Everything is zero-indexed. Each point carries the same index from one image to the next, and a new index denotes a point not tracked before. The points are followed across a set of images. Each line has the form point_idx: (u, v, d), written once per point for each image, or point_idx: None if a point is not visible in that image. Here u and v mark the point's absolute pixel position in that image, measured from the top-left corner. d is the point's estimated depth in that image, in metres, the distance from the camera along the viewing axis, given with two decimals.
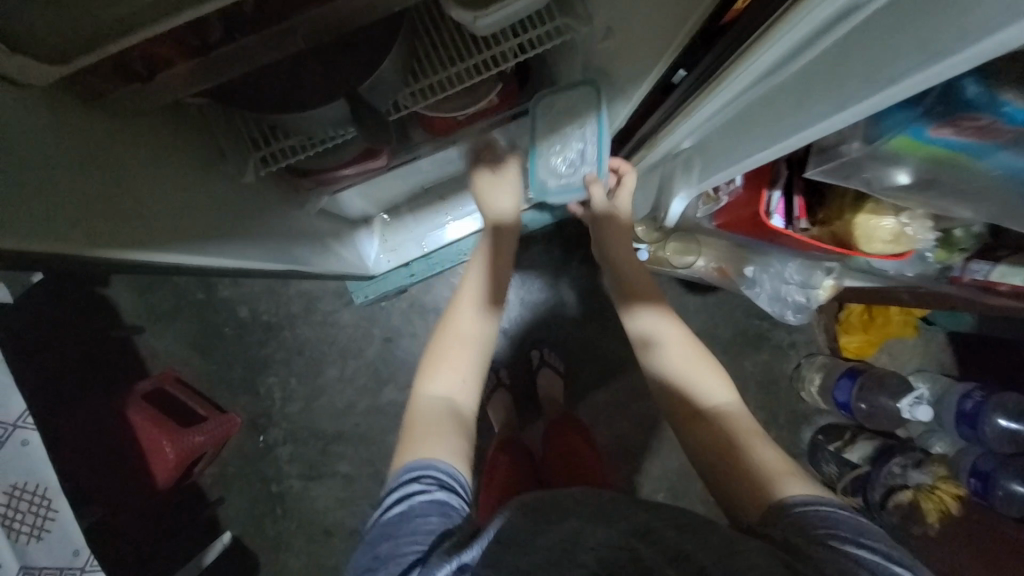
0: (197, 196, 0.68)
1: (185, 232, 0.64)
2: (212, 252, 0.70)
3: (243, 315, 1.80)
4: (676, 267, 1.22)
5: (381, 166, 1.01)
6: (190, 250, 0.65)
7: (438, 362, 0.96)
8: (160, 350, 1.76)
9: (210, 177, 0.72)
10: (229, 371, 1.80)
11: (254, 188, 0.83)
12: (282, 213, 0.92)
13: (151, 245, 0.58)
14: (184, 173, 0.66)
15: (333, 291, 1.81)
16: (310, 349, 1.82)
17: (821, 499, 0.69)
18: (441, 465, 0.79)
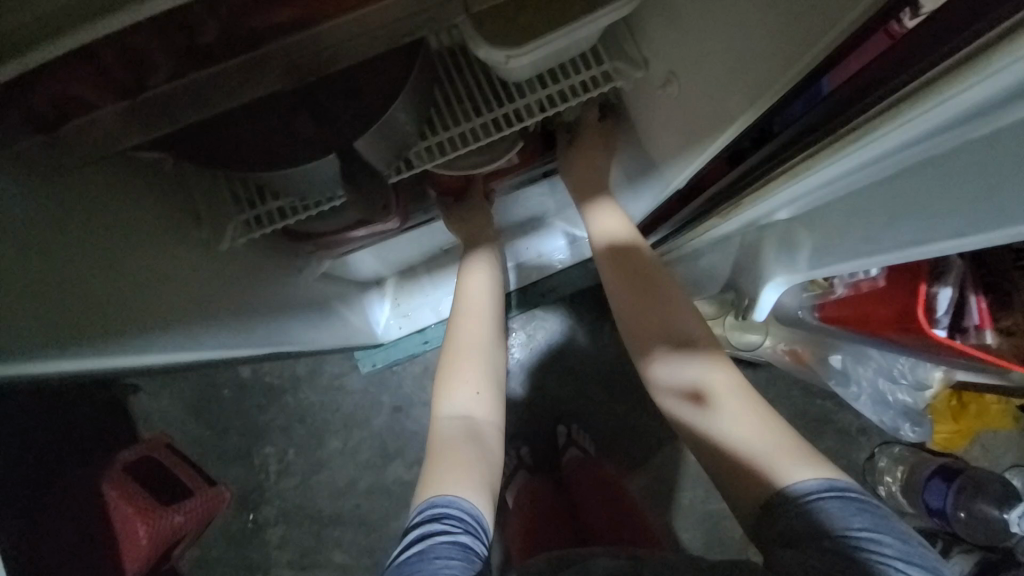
0: (177, 273, 0.58)
1: (161, 323, 0.53)
2: (189, 284, 0.60)
3: (245, 376, 1.66)
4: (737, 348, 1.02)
5: (394, 227, 0.89)
6: (170, 345, 0.54)
7: (453, 373, 0.85)
8: (156, 413, 1.63)
9: (193, 258, 0.62)
10: (225, 439, 1.64)
11: (239, 255, 0.72)
12: (276, 280, 0.80)
13: (112, 348, 0.46)
14: (158, 255, 0.56)
15: (341, 353, 1.65)
16: (313, 416, 1.65)
17: (825, 482, 0.61)
18: (458, 501, 0.69)
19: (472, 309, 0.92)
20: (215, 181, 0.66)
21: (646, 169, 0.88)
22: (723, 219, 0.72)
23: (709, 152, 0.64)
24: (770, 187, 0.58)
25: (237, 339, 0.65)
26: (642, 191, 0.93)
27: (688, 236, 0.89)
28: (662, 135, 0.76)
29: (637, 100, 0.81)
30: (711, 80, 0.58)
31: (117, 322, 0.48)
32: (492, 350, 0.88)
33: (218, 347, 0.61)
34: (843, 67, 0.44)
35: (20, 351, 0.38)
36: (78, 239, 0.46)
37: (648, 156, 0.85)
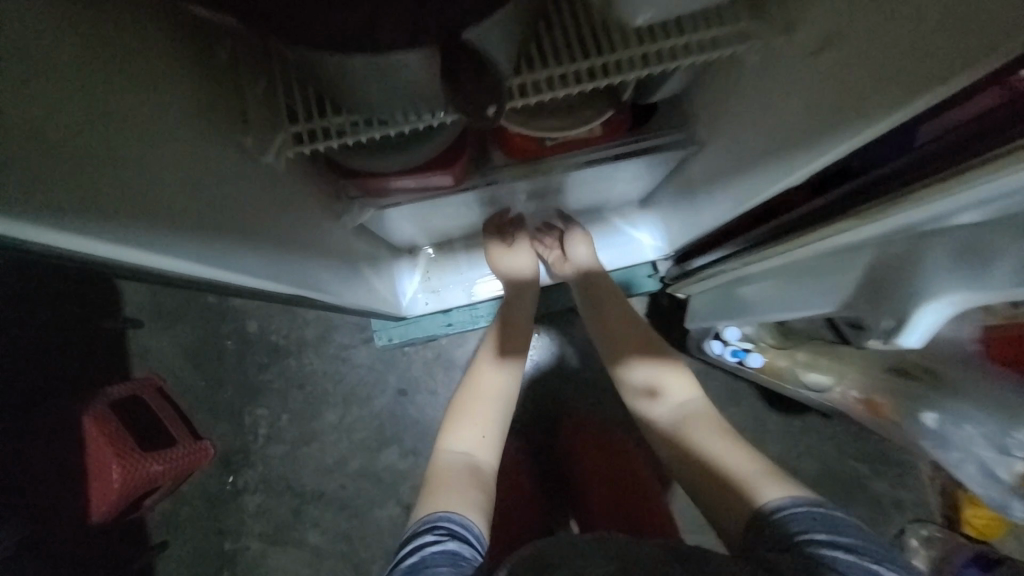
0: (186, 167, 0.46)
1: (161, 220, 0.41)
2: (243, 207, 0.54)
3: (250, 331, 1.57)
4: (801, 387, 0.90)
5: (442, 189, 0.77)
6: (173, 250, 0.42)
7: (456, 419, 0.86)
8: (153, 353, 1.55)
9: (209, 158, 0.50)
10: (218, 392, 1.56)
11: (280, 174, 0.64)
12: (311, 220, 0.71)
13: (97, 232, 0.34)
14: (164, 138, 0.44)
15: (353, 324, 1.56)
16: (312, 384, 1.55)
17: (795, 495, 0.65)
18: (451, 517, 0.70)
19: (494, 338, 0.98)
20: (256, 82, 0.57)
21: (728, 172, 0.78)
22: (813, 237, 0.62)
23: (835, 151, 0.52)
24: (862, 217, 0.53)
25: (257, 266, 0.55)
26: (716, 194, 0.83)
27: (750, 258, 0.80)
28: (759, 121, 0.65)
29: (728, 80, 0.70)
30: (860, 59, 0.47)
31: (104, 204, 0.36)
32: (504, 371, 0.93)
33: (231, 269, 0.50)
34: (935, 121, 0.46)
35: (42, 215, 0.30)
36: (56, 80, 0.34)
37: (732, 158, 0.75)
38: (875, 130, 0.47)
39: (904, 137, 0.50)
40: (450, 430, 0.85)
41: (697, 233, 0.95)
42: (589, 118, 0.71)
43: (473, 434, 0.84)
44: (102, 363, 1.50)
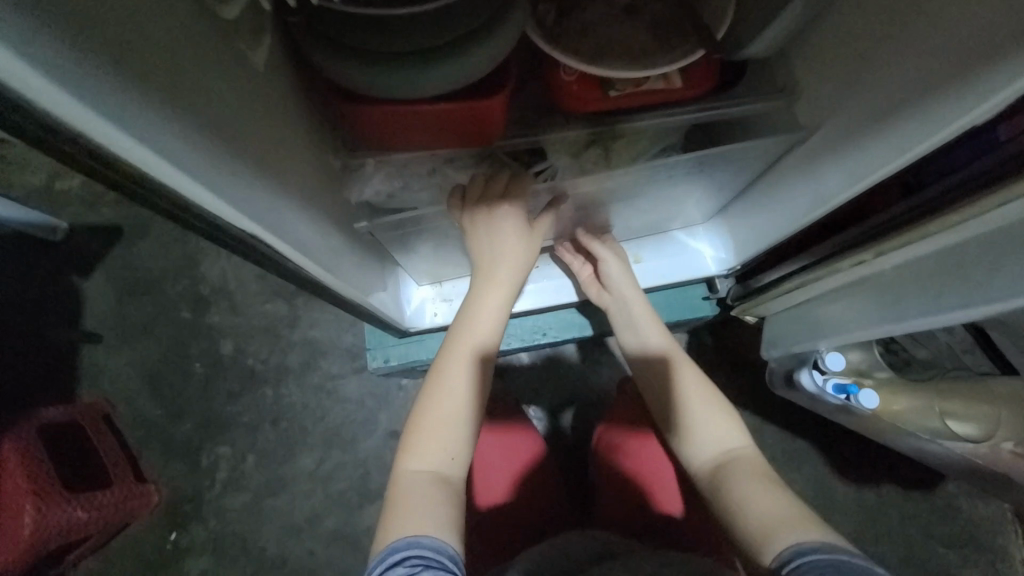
0: (197, 61, 0.34)
1: (151, 96, 0.30)
2: (206, 97, 0.35)
3: (223, 352, 1.32)
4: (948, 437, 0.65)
5: (472, 144, 0.58)
6: (159, 145, 0.30)
7: (422, 425, 0.64)
8: (107, 373, 1.29)
9: (230, 64, 0.38)
10: (174, 425, 1.28)
11: (264, 84, 0.44)
12: (301, 167, 0.51)
13: (49, 68, 0.23)
14: (183, 13, 0.33)
15: (345, 349, 1.33)
16: (288, 420, 1.29)
17: (812, 542, 0.51)
18: (420, 543, 0.53)
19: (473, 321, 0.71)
20: None
21: (821, 153, 0.61)
22: (953, 223, 0.46)
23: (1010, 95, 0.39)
24: None
25: (268, 207, 0.43)
26: (814, 185, 0.63)
27: (831, 270, 0.62)
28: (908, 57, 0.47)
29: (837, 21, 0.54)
30: None
31: (80, 36, 0.25)
32: (479, 368, 0.69)
33: (236, 208, 0.38)
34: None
35: None
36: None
37: (822, 137, 0.60)
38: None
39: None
40: (414, 441, 0.64)
41: (764, 246, 0.76)
42: (669, 63, 0.54)
43: (442, 447, 0.63)
44: (48, 383, 1.27)
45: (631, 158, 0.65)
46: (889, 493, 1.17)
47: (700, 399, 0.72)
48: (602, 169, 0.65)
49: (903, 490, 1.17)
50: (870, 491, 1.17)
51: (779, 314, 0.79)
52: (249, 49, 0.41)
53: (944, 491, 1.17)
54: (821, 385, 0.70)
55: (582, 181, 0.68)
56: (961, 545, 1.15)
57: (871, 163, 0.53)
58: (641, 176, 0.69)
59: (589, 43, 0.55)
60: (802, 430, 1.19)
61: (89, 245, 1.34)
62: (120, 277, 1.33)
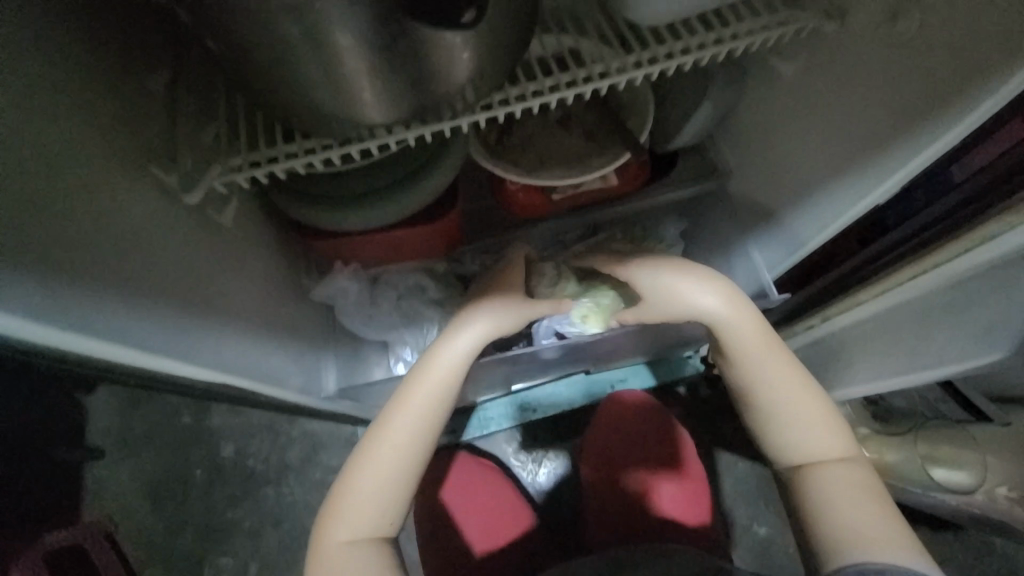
0: (184, 261, 0.42)
1: (123, 291, 0.33)
2: (216, 304, 0.45)
3: (224, 455, 1.24)
4: (948, 489, 0.64)
5: (436, 253, 0.64)
6: (140, 341, 0.34)
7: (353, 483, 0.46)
8: (107, 489, 1.21)
9: (193, 231, 0.43)
10: (172, 537, 1.19)
11: (235, 238, 0.50)
12: (281, 302, 0.58)
13: (40, 313, 0.27)
14: (167, 227, 0.40)
15: (346, 439, 1.24)
16: (290, 522, 1.19)
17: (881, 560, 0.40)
18: None
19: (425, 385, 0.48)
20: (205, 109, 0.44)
21: (754, 227, 0.66)
22: (881, 291, 0.49)
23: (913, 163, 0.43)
24: (923, 264, 0.44)
25: (237, 352, 0.46)
26: (753, 258, 0.67)
27: (793, 333, 0.62)
28: (812, 147, 0.54)
29: (762, 112, 0.59)
30: (957, 24, 0.37)
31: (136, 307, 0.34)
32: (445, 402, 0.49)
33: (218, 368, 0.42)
34: (976, 154, 0.42)
35: None
36: (32, 111, 0.28)
37: (755, 210, 0.65)
38: (969, 123, 0.38)
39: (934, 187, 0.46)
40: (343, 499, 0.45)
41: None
42: (599, 166, 0.59)
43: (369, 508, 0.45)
44: (45, 507, 1.19)
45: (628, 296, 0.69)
46: (937, 548, 1.05)
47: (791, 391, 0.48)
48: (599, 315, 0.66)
49: (955, 541, 1.05)
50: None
51: None
52: (216, 213, 0.47)
53: (999, 541, 1.05)
54: None
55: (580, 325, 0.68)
56: None
57: (801, 234, 0.58)
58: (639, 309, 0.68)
59: (528, 156, 0.61)
60: None
61: None
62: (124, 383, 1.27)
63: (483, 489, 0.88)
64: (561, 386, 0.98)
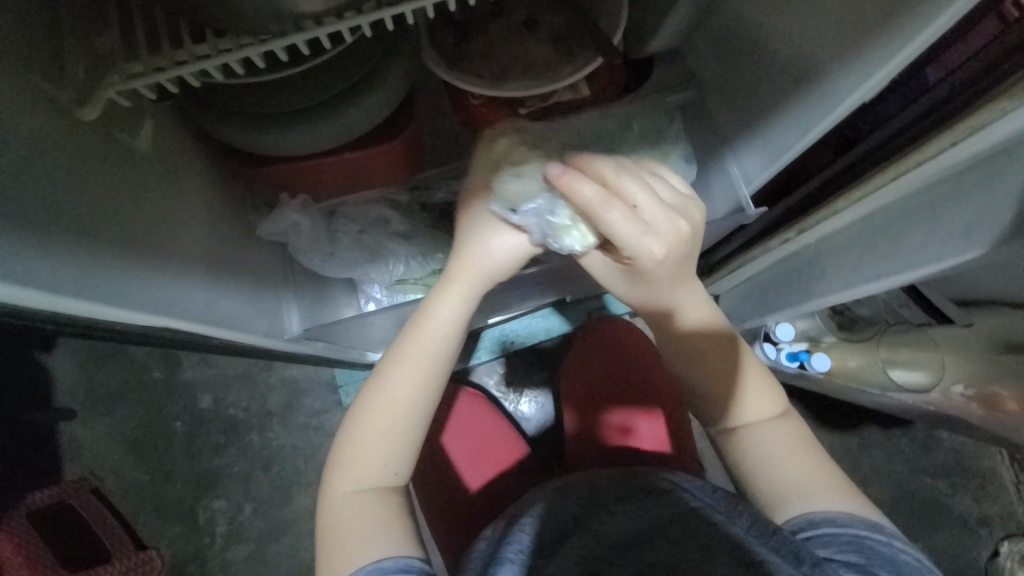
0: (104, 196, 0.36)
1: (20, 227, 0.28)
2: (158, 246, 0.41)
3: (203, 408, 1.22)
4: (903, 388, 0.67)
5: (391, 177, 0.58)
6: (61, 286, 0.30)
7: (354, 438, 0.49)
8: (86, 447, 1.19)
9: (105, 161, 0.37)
10: (162, 488, 1.19)
11: (162, 169, 0.44)
12: (231, 245, 0.54)
13: None
14: (70, 153, 0.34)
15: (326, 384, 1.23)
16: (280, 465, 1.20)
17: (842, 514, 0.46)
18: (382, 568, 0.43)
19: (422, 347, 0.51)
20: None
21: (732, 141, 0.63)
22: (859, 196, 0.47)
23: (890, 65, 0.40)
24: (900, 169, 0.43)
25: (194, 298, 0.43)
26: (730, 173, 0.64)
27: (770, 246, 0.60)
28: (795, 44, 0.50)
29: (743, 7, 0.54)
30: None
31: (50, 248, 0.30)
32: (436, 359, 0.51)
33: (168, 315, 0.39)
34: (952, 52, 0.43)
35: None
36: None
37: (732, 121, 0.62)
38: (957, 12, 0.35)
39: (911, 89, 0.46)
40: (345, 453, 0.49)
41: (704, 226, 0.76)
42: (570, 73, 0.53)
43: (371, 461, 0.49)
44: (22, 469, 1.16)
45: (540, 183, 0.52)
46: (884, 444, 1.15)
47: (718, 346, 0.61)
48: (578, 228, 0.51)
49: (902, 435, 1.15)
50: (867, 445, 1.15)
51: (731, 296, 0.81)
52: (129, 139, 0.40)
53: (940, 433, 1.15)
54: (775, 356, 0.73)
55: (565, 240, 0.51)
56: (966, 487, 1.14)
57: (781, 142, 0.55)
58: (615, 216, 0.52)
59: (490, 65, 0.55)
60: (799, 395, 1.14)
61: None
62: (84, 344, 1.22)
63: (479, 431, 0.91)
64: (525, 318, 0.97)
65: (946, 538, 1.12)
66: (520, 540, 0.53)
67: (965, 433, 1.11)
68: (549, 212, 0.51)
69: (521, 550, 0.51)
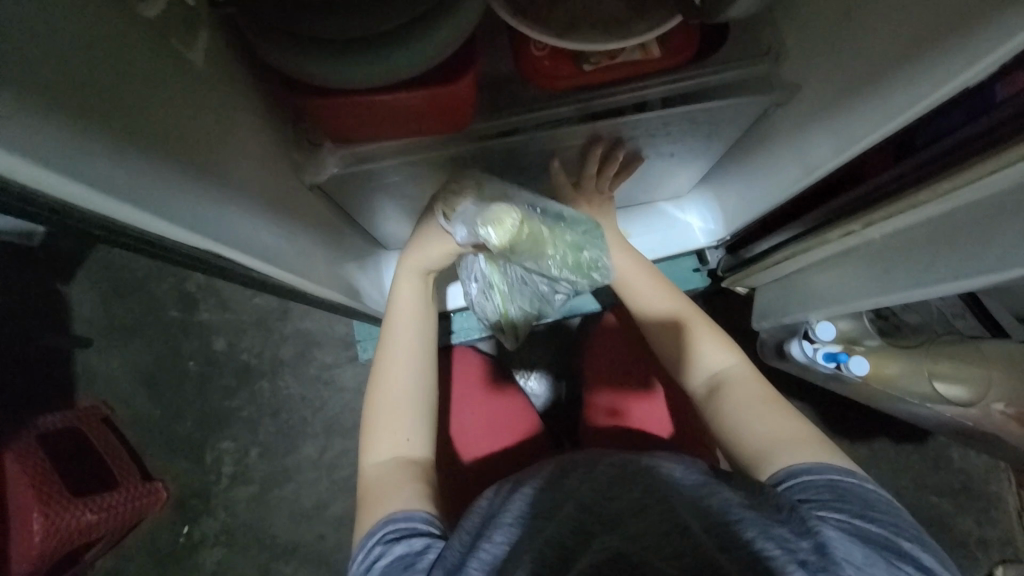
0: (179, 122, 0.37)
1: (115, 150, 0.30)
2: (226, 178, 0.42)
3: (217, 350, 1.22)
4: (948, 401, 0.66)
5: (441, 128, 0.56)
6: (151, 206, 0.32)
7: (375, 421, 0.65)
8: (101, 377, 1.20)
9: (179, 85, 0.37)
10: (172, 423, 1.20)
11: (224, 101, 0.44)
12: (278, 181, 0.52)
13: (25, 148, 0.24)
14: (147, 77, 0.34)
15: (340, 338, 1.23)
16: (289, 412, 1.21)
17: (806, 462, 0.51)
18: (395, 519, 0.54)
19: (401, 337, 0.68)
20: None
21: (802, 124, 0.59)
22: (942, 191, 0.45)
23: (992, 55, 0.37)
24: (967, 173, 0.42)
25: (253, 232, 0.45)
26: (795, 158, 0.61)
27: (828, 239, 0.59)
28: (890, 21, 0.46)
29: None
30: None
31: (142, 169, 0.32)
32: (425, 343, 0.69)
33: (235, 245, 0.41)
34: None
35: None
36: None
37: (805, 103, 0.58)
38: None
39: (975, 103, 0.43)
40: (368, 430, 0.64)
41: (753, 214, 0.74)
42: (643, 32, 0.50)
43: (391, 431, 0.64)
44: (38, 391, 1.18)
45: (542, 249, 0.70)
46: (893, 457, 1.14)
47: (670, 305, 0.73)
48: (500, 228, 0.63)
49: (912, 450, 1.14)
50: (876, 456, 1.14)
51: (769, 286, 0.79)
52: (187, 51, 0.39)
53: (950, 452, 1.14)
54: (810, 354, 0.70)
55: (487, 228, 0.63)
56: (971, 507, 1.13)
57: (854, 129, 0.52)
58: (519, 279, 0.80)
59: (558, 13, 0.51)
60: (814, 398, 1.13)
61: (65, 246, 1.21)
62: (104, 275, 1.22)
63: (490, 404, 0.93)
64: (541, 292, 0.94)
65: (945, 555, 1.11)
66: (518, 507, 0.50)
67: (975, 451, 1.10)
68: (485, 212, 0.63)
69: (520, 515, 0.49)
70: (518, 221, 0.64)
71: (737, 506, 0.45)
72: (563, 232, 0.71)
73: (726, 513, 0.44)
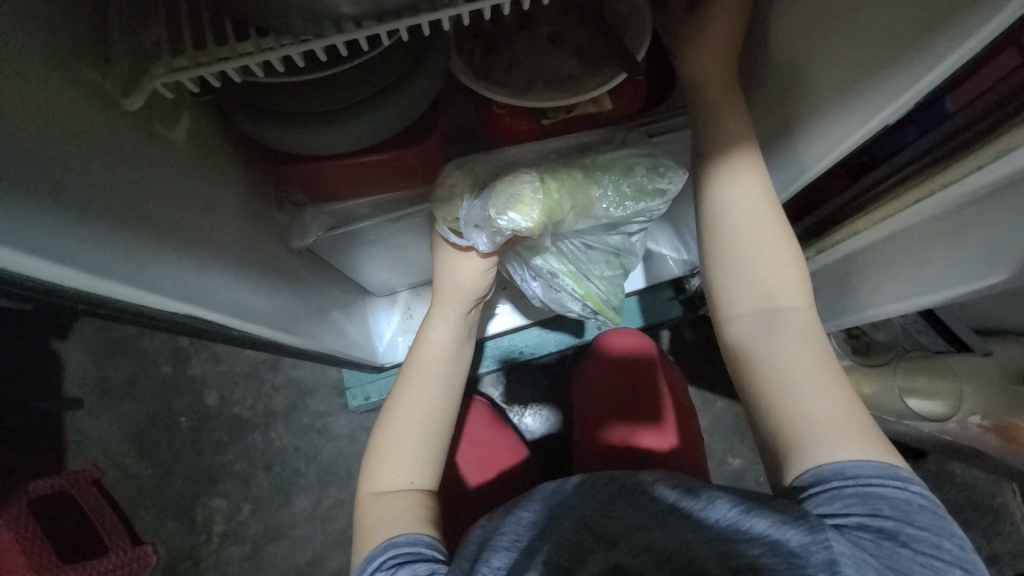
0: (173, 204, 0.41)
1: (120, 242, 0.34)
2: (215, 255, 0.45)
3: (209, 404, 1.22)
4: (925, 415, 0.68)
5: (416, 184, 0.60)
6: (151, 286, 0.35)
7: (382, 454, 0.61)
8: (92, 439, 1.19)
9: (169, 169, 0.42)
10: (163, 484, 1.18)
11: (208, 180, 0.47)
12: (263, 247, 0.56)
13: (46, 250, 0.28)
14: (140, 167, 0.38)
15: (331, 385, 1.23)
16: (282, 465, 1.20)
17: (846, 467, 0.43)
18: (396, 543, 0.52)
19: (421, 371, 0.65)
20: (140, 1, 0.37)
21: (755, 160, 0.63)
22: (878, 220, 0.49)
23: (919, 85, 0.39)
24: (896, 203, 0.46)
25: (241, 299, 0.48)
26: None
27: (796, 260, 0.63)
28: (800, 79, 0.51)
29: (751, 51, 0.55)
30: None
31: (144, 255, 0.36)
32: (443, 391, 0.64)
33: (226, 312, 0.44)
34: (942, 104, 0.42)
35: None
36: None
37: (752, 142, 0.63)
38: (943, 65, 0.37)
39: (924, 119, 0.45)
40: (376, 458, 0.61)
41: None
42: (593, 87, 0.53)
43: (399, 462, 0.60)
44: (29, 457, 1.17)
45: (586, 195, 0.61)
46: None
47: (753, 215, 0.52)
48: (525, 206, 0.55)
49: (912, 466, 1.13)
50: None
51: None
52: (166, 131, 0.42)
53: (953, 467, 1.12)
54: None
55: (507, 214, 0.55)
56: (980, 523, 1.11)
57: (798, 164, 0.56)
58: (580, 249, 0.70)
59: (516, 75, 0.55)
60: None
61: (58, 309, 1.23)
62: (98, 337, 1.23)
63: (486, 445, 0.92)
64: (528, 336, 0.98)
65: None
66: (515, 530, 0.47)
67: (974, 465, 1.09)
68: (495, 199, 0.56)
69: (519, 539, 0.46)
70: (537, 184, 0.56)
71: (745, 512, 0.42)
72: (595, 162, 0.60)
73: (730, 527, 0.42)
